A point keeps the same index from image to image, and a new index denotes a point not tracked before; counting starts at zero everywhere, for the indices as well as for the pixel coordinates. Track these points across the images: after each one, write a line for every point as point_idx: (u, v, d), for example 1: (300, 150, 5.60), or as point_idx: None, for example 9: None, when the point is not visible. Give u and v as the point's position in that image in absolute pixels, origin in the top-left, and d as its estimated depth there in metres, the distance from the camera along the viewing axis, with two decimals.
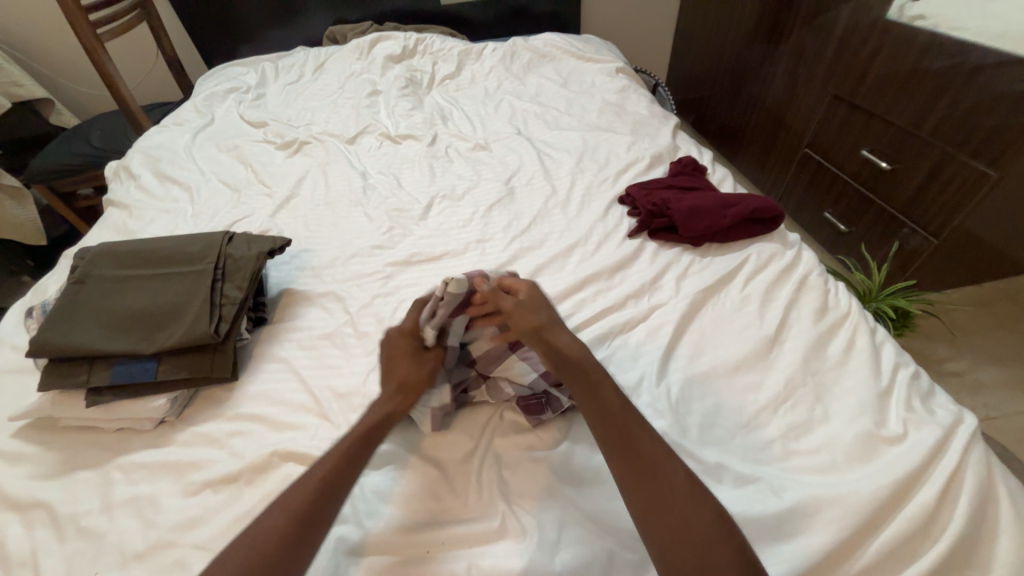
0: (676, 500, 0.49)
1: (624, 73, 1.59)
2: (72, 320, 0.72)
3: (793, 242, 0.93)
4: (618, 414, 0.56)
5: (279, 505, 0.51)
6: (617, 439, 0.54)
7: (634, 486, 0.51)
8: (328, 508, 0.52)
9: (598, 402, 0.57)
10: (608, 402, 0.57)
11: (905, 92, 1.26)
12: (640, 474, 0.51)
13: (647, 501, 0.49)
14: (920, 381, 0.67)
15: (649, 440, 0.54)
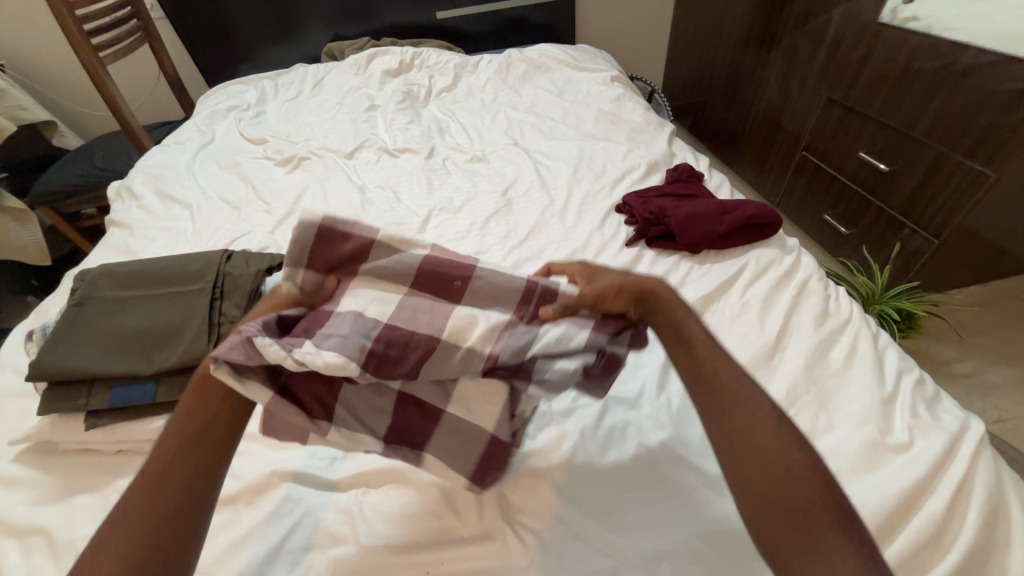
0: (789, 477, 0.42)
1: (619, 81, 1.60)
2: (71, 343, 0.72)
3: (792, 247, 0.92)
4: (717, 377, 0.48)
5: (139, 482, 0.43)
6: (719, 408, 0.47)
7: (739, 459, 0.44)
8: (191, 479, 0.43)
9: (696, 365, 0.50)
10: (707, 362, 0.49)
11: (898, 94, 1.26)
12: (748, 446, 0.44)
13: (756, 473, 0.43)
14: (925, 386, 0.66)
15: (757, 406, 0.46)
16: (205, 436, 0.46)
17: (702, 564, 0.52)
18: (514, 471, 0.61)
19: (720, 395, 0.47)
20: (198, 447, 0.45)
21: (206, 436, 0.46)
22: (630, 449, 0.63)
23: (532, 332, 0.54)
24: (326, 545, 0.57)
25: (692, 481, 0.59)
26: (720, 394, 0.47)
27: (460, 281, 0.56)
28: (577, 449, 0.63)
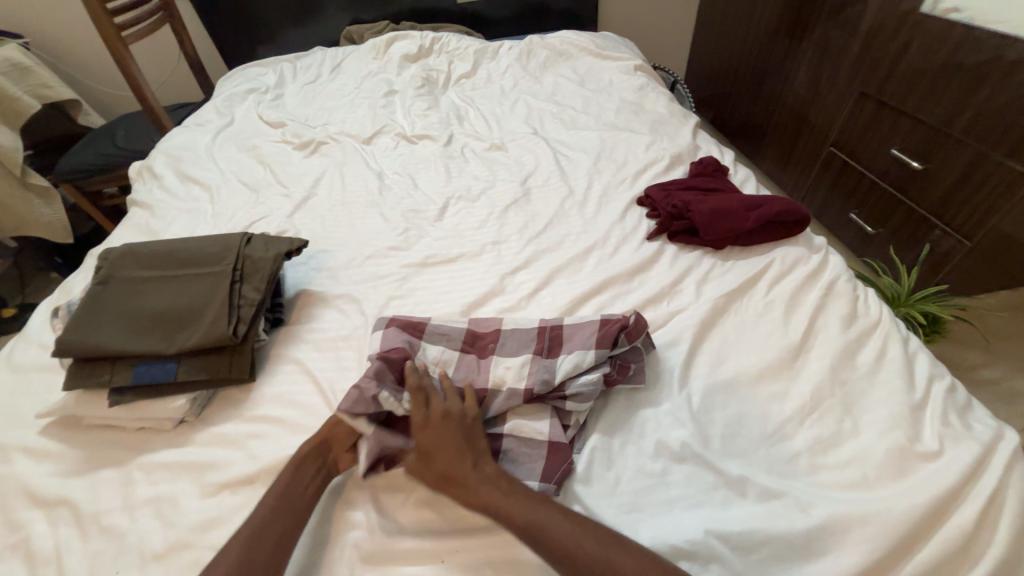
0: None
1: (643, 70, 1.56)
2: (94, 322, 0.73)
3: (820, 246, 0.89)
4: (554, 528, 0.50)
5: (234, 539, 0.53)
6: (574, 565, 0.48)
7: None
8: (287, 527, 0.54)
9: (531, 525, 0.50)
10: (531, 517, 0.50)
11: (937, 88, 1.20)
12: None
13: None
14: (956, 395, 0.64)
15: (601, 550, 0.48)
16: (289, 507, 0.56)
17: (720, 565, 0.51)
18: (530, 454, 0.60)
19: (565, 549, 0.48)
20: (284, 518, 0.55)
21: (292, 501, 0.56)
22: (646, 444, 0.62)
23: (553, 362, 0.65)
24: (344, 529, 0.58)
25: (711, 480, 0.58)
26: (562, 549, 0.48)
27: (492, 342, 0.71)
28: (600, 442, 0.62)
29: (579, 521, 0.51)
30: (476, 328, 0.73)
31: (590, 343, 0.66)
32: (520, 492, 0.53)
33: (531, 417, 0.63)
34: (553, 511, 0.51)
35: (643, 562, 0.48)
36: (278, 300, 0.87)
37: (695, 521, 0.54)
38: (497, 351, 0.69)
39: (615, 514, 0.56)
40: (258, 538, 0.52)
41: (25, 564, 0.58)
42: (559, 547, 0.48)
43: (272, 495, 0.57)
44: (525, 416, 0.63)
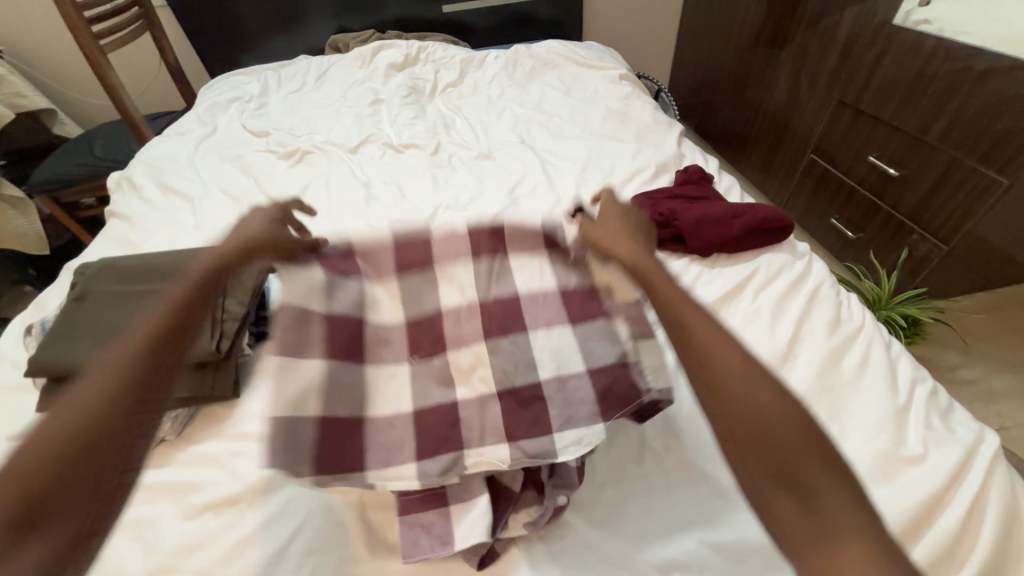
0: (774, 426, 0.38)
1: (627, 80, 1.58)
2: (70, 339, 0.70)
3: (803, 253, 0.91)
4: (700, 329, 0.45)
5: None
6: (695, 355, 0.44)
7: (709, 385, 0.42)
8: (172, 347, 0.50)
9: (676, 322, 0.47)
10: (686, 313, 0.47)
11: (912, 97, 1.24)
12: (755, 435, 0.38)
13: (748, 427, 0.39)
14: (938, 398, 0.65)
15: (733, 351, 0.43)
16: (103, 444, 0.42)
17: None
18: (572, 403, 0.59)
19: (697, 346, 0.44)
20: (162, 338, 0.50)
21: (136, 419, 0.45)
22: (637, 459, 0.63)
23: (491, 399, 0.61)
24: (333, 549, 0.57)
25: (704, 489, 0.59)
26: (710, 357, 0.43)
27: (442, 332, 0.65)
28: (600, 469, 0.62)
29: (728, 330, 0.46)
30: (473, 289, 0.68)
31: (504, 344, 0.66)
32: (686, 296, 0.50)
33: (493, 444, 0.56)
34: (704, 313, 0.47)
35: (771, 381, 0.41)
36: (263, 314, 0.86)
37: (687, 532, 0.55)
38: (454, 346, 0.64)
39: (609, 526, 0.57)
40: (81, 438, 0.41)
41: None
42: (691, 343, 0.44)
43: (90, 375, 0.46)
44: (486, 445, 0.56)
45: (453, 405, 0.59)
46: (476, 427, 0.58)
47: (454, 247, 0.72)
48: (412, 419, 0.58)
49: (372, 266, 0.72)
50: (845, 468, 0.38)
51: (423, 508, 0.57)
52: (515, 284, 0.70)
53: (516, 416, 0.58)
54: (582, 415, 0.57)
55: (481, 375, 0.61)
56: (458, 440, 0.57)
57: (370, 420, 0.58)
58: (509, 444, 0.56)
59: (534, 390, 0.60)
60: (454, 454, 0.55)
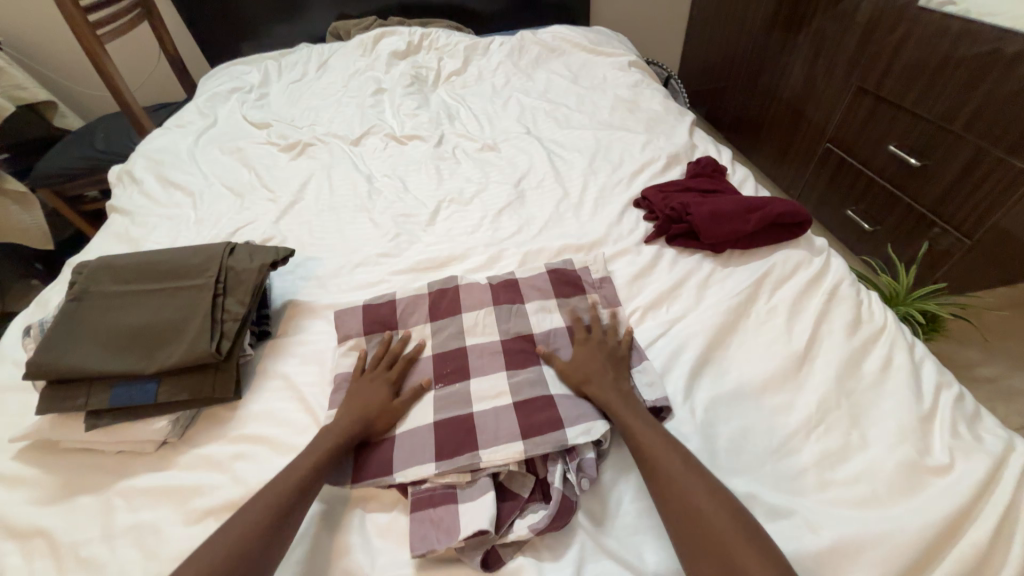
0: (709, 518, 0.49)
1: (637, 67, 1.52)
2: (70, 340, 0.69)
3: (821, 248, 0.87)
4: (649, 443, 0.57)
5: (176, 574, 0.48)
6: (646, 462, 0.56)
7: (659, 491, 0.53)
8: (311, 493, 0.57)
9: (629, 435, 0.59)
10: (636, 427, 0.59)
11: (937, 83, 1.19)
12: (690, 531, 0.49)
13: (687, 524, 0.50)
14: (964, 403, 0.63)
15: (674, 457, 0.55)
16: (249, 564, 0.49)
17: None
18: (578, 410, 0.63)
19: (644, 453, 0.56)
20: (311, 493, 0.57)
21: (279, 539, 0.52)
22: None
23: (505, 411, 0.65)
24: (334, 557, 0.56)
25: None
26: (655, 464, 0.55)
27: (465, 361, 0.72)
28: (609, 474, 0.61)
29: (671, 441, 0.58)
30: (496, 329, 0.75)
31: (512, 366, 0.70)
32: (634, 408, 0.62)
33: (506, 441, 0.60)
34: (650, 425, 0.59)
35: (703, 481, 0.53)
36: (264, 312, 0.84)
37: None
38: (476, 372, 0.70)
39: (622, 536, 0.55)
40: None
41: None
42: (640, 451, 0.57)
43: (240, 518, 0.53)
44: (500, 443, 0.60)
45: (470, 414, 0.65)
46: (491, 428, 0.62)
47: (480, 295, 0.80)
48: (434, 428, 0.64)
49: (408, 308, 0.80)
50: (772, 551, 0.47)
51: (434, 503, 0.58)
52: (528, 320, 0.77)
53: (528, 418, 0.62)
54: (587, 416, 0.62)
55: (499, 392, 0.67)
56: (475, 441, 0.61)
57: (400, 434, 0.65)
58: (522, 439, 0.60)
59: (547, 397, 0.65)
60: (471, 452, 0.60)
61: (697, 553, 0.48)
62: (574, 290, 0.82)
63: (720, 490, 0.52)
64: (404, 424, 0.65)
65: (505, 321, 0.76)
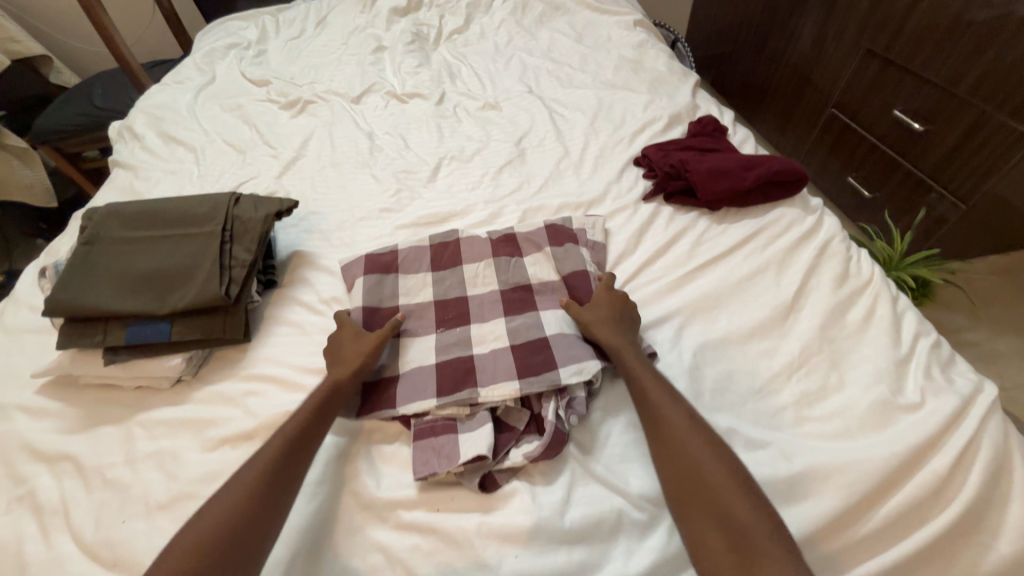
0: (708, 474, 0.51)
1: (642, 26, 1.49)
2: (86, 283, 0.72)
3: (816, 207, 0.88)
4: (654, 396, 0.58)
5: (204, 514, 0.52)
6: (649, 414, 0.58)
7: (657, 442, 0.56)
8: (308, 447, 0.58)
9: (639, 391, 0.60)
10: (646, 385, 0.60)
11: (946, 46, 1.17)
12: (684, 480, 0.52)
13: (683, 474, 0.52)
14: (941, 350, 0.66)
15: (679, 413, 0.57)
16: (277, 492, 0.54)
17: None
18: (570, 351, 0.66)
19: (648, 406, 0.58)
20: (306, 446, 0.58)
21: (282, 494, 0.54)
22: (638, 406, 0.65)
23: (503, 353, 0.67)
24: (344, 479, 0.60)
25: None
26: (658, 418, 0.57)
27: (465, 308, 0.75)
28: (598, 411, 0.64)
29: (677, 400, 0.58)
30: (495, 280, 0.78)
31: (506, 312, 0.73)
32: (646, 366, 0.62)
33: (503, 380, 0.64)
34: (659, 384, 0.60)
35: (706, 438, 0.54)
36: (270, 262, 0.86)
37: None
38: (476, 319, 0.73)
39: (610, 462, 0.59)
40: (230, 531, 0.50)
41: (31, 514, 0.60)
42: (646, 404, 0.59)
43: (243, 473, 0.55)
44: (498, 382, 0.63)
45: (469, 355, 0.68)
46: (489, 369, 0.66)
47: (479, 248, 0.82)
48: (435, 367, 0.67)
49: (409, 258, 0.82)
50: (768, 510, 0.49)
51: (435, 434, 0.61)
52: (526, 271, 0.79)
53: (523, 359, 0.65)
54: (579, 356, 0.65)
55: (496, 336, 0.70)
56: (474, 379, 0.65)
57: (402, 373, 0.68)
58: (517, 378, 0.63)
59: (542, 341, 0.68)
60: (471, 388, 0.63)
61: (690, 504, 0.50)
62: (569, 241, 0.83)
63: (723, 449, 0.54)
64: (407, 363, 0.69)
65: (503, 272, 0.78)
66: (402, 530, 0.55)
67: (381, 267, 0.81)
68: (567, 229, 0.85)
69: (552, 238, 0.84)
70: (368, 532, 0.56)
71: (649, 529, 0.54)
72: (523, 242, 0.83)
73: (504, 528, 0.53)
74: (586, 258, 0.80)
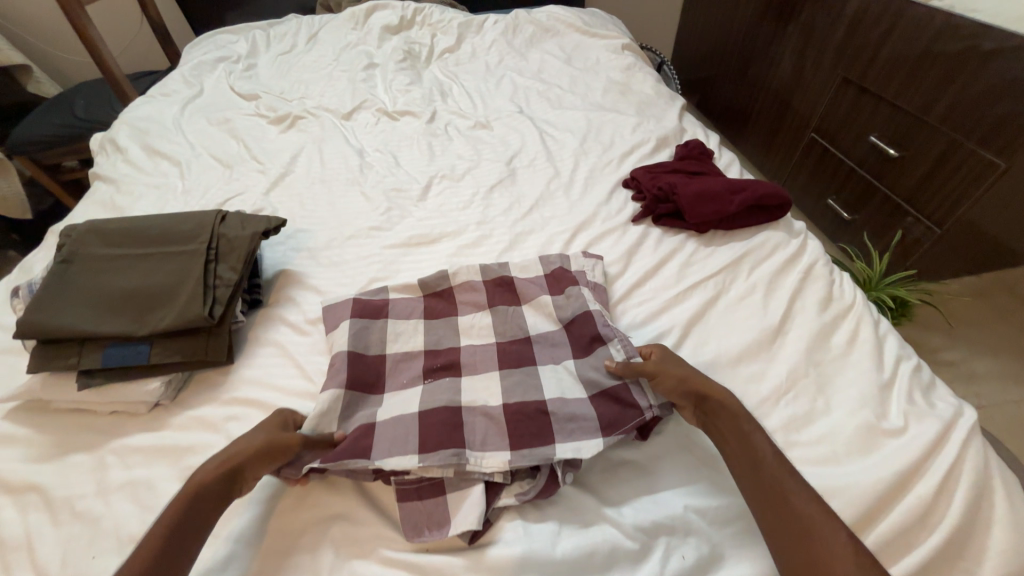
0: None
1: (630, 50, 1.53)
2: (61, 303, 0.69)
3: (799, 231, 0.90)
4: (777, 475, 0.54)
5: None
6: (763, 495, 0.53)
7: (774, 526, 0.51)
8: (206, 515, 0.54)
9: (753, 463, 0.55)
10: (767, 461, 0.55)
11: (917, 76, 1.22)
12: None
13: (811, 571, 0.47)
14: (922, 374, 0.67)
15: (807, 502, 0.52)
16: (236, 484, 0.57)
17: (697, 537, 0.55)
18: (570, 416, 0.62)
19: (771, 486, 0.53)
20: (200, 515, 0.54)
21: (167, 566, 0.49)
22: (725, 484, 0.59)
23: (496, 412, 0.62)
24: (327, 509, 0.58)
25: (691, 463, 0.61)
26: (782, 502, 0.52)
27: (456, 358, 0.71)
28: (591, 459, 0.62)
29: (809, 491, 0.53)
30: (490, 331, 0.75)
31: (500, 363, 0.70)
32: (775, 452, 0.56)
33: (494, 448, 0.59)
34: (779, 459, 0.56)
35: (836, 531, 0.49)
36: (255, 281, 0.85)
37: (675, 498, 0.58)
38: (468, 371, 0.70)
39: (602, 494, 0.59)
40: None
41: None
42: (765, 482, 0.53)
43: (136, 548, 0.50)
44: (488, 450, 0.58)
45: (458, 409, 0.63)
46: (480, 433, 0.60)
47: (476, 298, 0.79)
48: (419, 420, 0.61)
49: (403, 307, 0.79)
50: None
51: (421, 497, 0.58)
52: (524, 321, 0.76)
53: (517, 424, 0.61)
54: (579, 432, 0.60)
55: (489, 392, 0.66)
56: (461, 440, 0.59)
57: (380, 424, 0.62)
58: (509, 449, 0.58)
59: (538, 407, 0.63)
60: (456, 449, 0.58)
61: None
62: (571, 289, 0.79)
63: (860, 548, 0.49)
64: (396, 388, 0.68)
65: (501, 323, 0.76)
66: (387, 565, 0.53)
67: (372, 314, 0.77)
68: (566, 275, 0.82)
69: (553, 282, 0.81)
70: (352, 565, 0.54)
71: (642, 559, 0.53)
72: (521, 290, 0.80)
73: (496, 562, 0.52)
74: (589, 299, 0.76)
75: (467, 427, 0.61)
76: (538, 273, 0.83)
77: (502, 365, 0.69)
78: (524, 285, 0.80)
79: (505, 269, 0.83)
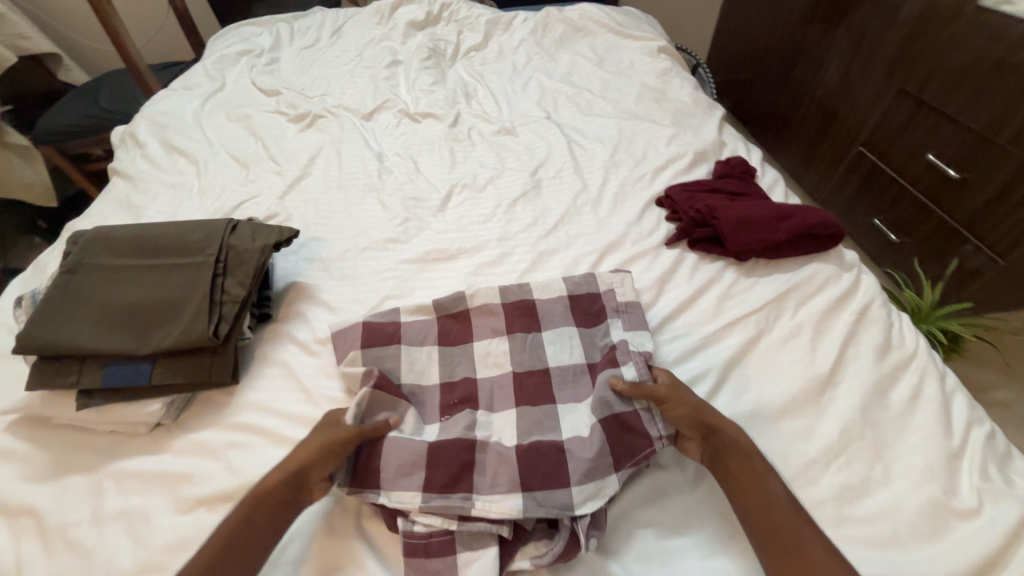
0: None
1: (667, 53, 1.44)
2: (63, 317, 0.66)
3: (852, 263, 0.82)
4: (786, 522, 0.49)
5: None
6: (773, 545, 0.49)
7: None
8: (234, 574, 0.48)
9: (760, 507, 0.51)
10: (774, 507, 0.51)
11: (986, 91, 1.11)
12: None
13: None
14: (996, 442, 0.59)
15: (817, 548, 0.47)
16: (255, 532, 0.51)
17: None
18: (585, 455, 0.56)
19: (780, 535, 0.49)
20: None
21: None
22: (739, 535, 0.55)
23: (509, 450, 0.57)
24: (328, 560, 0.54)
25: (726, 530, 0.55)
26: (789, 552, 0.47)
27: (472, 393, 0.66)
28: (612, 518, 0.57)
29: (823, 538, 0.49)
30: (508, 362, 0.69)
31: (517, 400, 0.64)
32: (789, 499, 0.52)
33: (504, 491, 0.53)
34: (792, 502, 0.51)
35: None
36: (266, 295, 0.81)
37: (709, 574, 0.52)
38: (484, 407, 0.65)
39: (625, 562, 0.53)
40: None
41: None
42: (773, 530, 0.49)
43: None
44: (497, 493, 0.53)
45: (470, 442, 0.58)
46: (489, 473, 0.56)
47: (495, 322, 0.74)
48: (427, 452, 0.57)
49: (417, 329, 0.74)
50: None
51: (429, 555, 0.52)
52: (545, 352, 0.70)
53: (531, 464, 0.55)
54: (595, 472, 0.55)
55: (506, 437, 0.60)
56: (471, 483, 0.55)
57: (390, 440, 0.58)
58: (521, 493, 0.53)
59: (555, 443, 0.57)
60: (464, 495, 0.54)
61: None
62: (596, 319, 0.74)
63: None
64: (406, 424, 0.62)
65: (520, 352, 0.70)
66: None
67: (382, 335, 0.72)
68: (592, 301, 0.75)
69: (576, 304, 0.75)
70: None
71: None
72: (543, 315, 0.74)
73: None
74: (614, 330, 0.71)
75: (478, 463, 0.56)
76: (562, 295, 0.76)
77: (519, 401, 0.64)
78: (546, 309, 0.74)
79: (526, 288, 0.76)
